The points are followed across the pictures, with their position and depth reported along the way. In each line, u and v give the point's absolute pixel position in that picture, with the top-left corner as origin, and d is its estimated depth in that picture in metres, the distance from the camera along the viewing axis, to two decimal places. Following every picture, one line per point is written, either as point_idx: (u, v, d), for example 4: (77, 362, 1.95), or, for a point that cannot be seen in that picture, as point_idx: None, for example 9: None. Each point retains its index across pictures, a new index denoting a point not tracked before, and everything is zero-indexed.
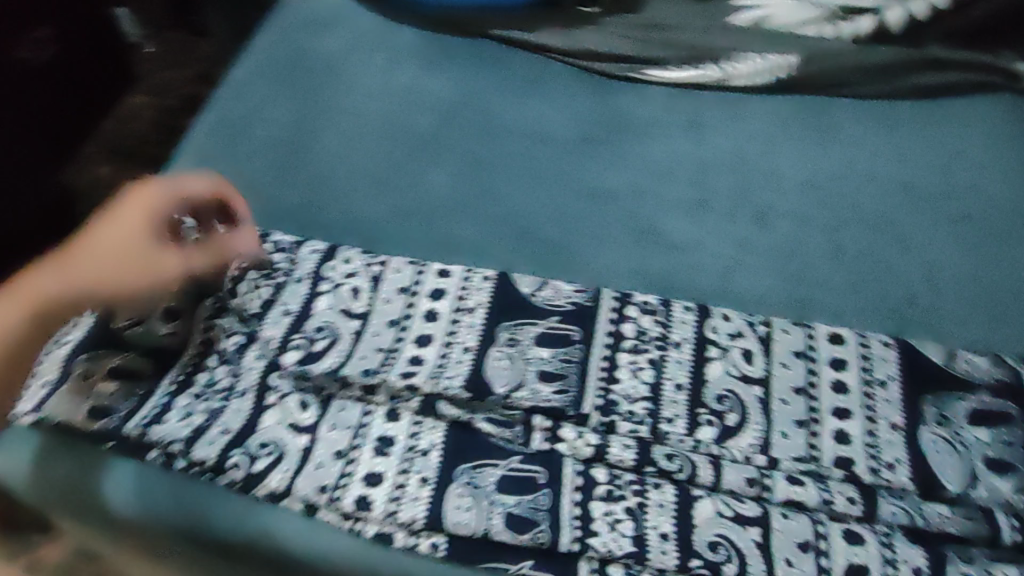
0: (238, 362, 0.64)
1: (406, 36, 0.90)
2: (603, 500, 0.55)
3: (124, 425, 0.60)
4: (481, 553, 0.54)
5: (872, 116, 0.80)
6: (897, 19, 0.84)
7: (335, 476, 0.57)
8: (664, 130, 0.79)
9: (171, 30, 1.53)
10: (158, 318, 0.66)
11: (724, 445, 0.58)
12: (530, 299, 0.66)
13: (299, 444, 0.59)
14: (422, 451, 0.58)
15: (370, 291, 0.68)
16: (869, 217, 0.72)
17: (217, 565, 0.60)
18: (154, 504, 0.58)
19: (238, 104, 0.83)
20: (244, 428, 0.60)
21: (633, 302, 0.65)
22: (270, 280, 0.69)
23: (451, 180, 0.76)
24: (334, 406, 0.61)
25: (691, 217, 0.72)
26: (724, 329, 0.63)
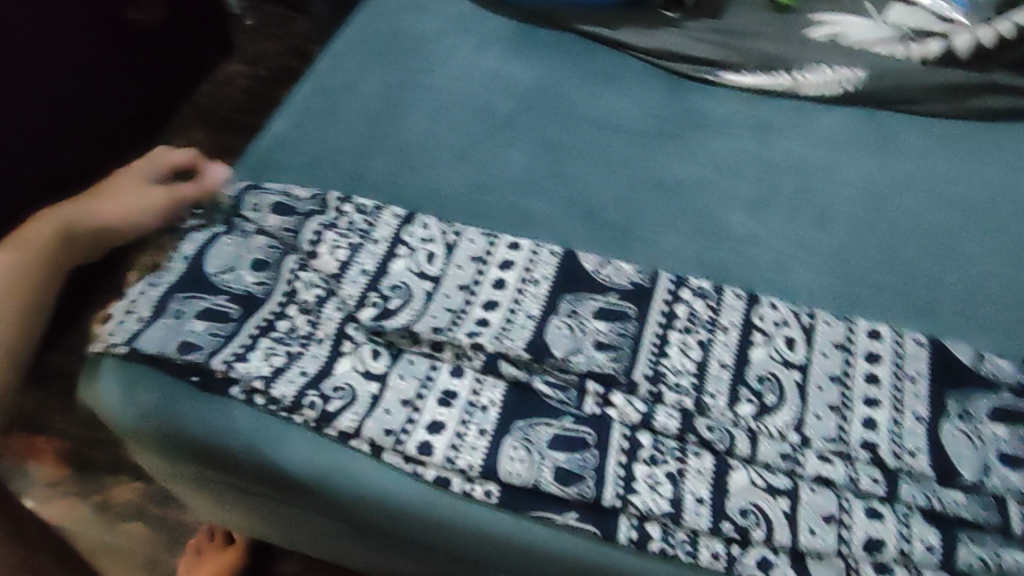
0: (318, 311, 0.68)
1: (495, 23, 0.96)
2: (647, 463, 0.60)
3: (210, 360, 0.65)
4: (530, 501, 0.60)
5: (938, 132, 0.83)
6: (965, 44, 0.87)
7: (403, 418, 0.63)
8: (732, 131, 0.84)
9: (270, 7, 1.69)
10: (247, 267, 0.72)
11: (761, 421, 0.62)
12: (592, 278, 0.71)
13: (371, 390, 0.64)
14: (482, 406, 0.63)
15: (444, 257, 0.73)
16: (924, 228, 0.75)
17: (287, 494, 0.68)
18: (237, 437, 0.65)
19: (337, 75, 0.91)
20: (320, 371, 0.65)
21: (687, 286, 0.70)
22: (348, 241, 0.73)
23: (528, 160, 0.82)
24: (403, 359, 0.66)
25: (751, 214, 0.77)
26: (770, 318, 0.68)
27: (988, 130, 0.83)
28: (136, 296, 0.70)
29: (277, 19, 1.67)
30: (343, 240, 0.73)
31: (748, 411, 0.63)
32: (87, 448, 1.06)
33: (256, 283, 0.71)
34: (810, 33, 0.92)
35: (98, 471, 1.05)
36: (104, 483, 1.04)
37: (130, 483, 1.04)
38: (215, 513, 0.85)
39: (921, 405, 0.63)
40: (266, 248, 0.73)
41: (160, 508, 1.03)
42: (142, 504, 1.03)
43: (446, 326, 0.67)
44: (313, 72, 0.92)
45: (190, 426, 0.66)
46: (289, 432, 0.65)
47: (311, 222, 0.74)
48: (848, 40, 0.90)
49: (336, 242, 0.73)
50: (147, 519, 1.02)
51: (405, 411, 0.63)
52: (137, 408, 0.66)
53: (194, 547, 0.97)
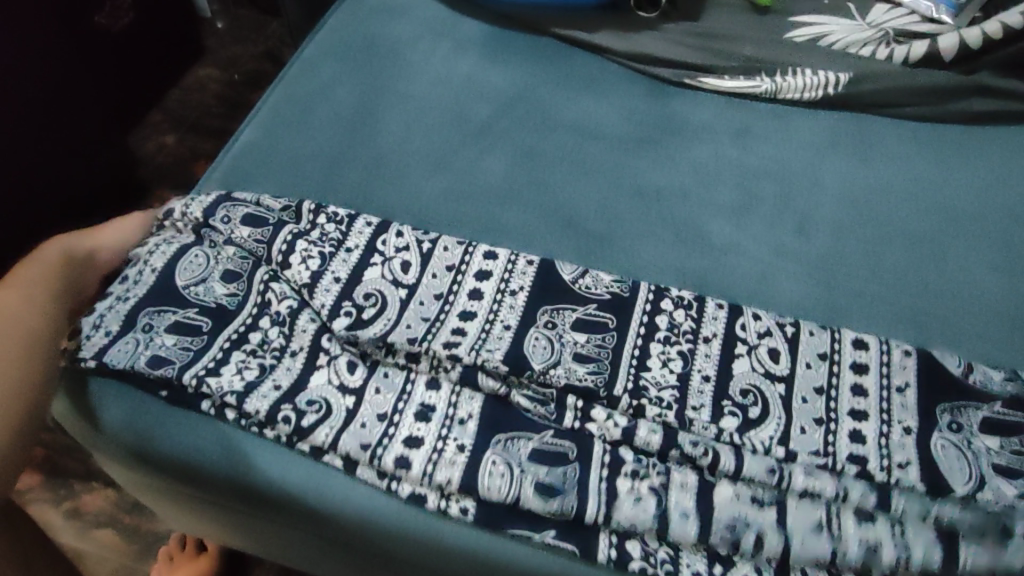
0: (284, 324, 0.66)
1: (470, 26, 0.94)
2: (629, 478, 0.58)
3: (182, 374, 0.62)
4: (506, 519, 0.58)
5: (920, 136, 0.82)
6: (949, 45, 0.86)
7: (380, 434, 0.60)
8: (713, 135, 0.82)
9: (243, 8, 1.66)
10: (214, 277, 0.69)
11: (745, 435, 0.60)
12: (574, 289, 0.69)
13: (347, 406, 0.62)
14: (460, 419, 0.61)
15: (420, 266, 0.71)
16: (908, 234, 0.74)
17: (259, 515, 0.64)
18: (211, 455, 0.62)
19: (307, 81, 0.88)
20: (294, 385, 0.63)
21: (667, 297, 0.68)
22: (319, 249, 0.71)
23: (504, 167, 0.80)
24: (378, 370, 0.64)
25: (732, 222, 0.75)
26: (753, 328, 0.66)
27: (971, 134, 0.82)
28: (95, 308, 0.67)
29: (250, 20, 1.64)
30: (314, 246, 0.71)
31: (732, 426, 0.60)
32: (60, 455, 1.07)
33: (228, 293, 0.68)
34: (791, 34, 0.92)
35: (68, 478, 1.05)
36: (75, 489, 1.04)
37: (101, 490, 1.04)
38: (189, 524, 0.82)
39: (906, 419, 0.61)
40: (235, 258, 0.70)
41: (132, 516, 1.03)
42: (113, 513, 1.03)
43: (419, 335, 0.65)
44: (284, 79, 0.89)
45: (162, 440, 0.63)
46: (263, 449, 0.62)
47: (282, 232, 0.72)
48: (829, 40, 0.90)
49: (309, 251, 0.70)
50: (118, 528, 1.02)
51: (383, 426, 0.61)
52: (113, 419, 0.64)
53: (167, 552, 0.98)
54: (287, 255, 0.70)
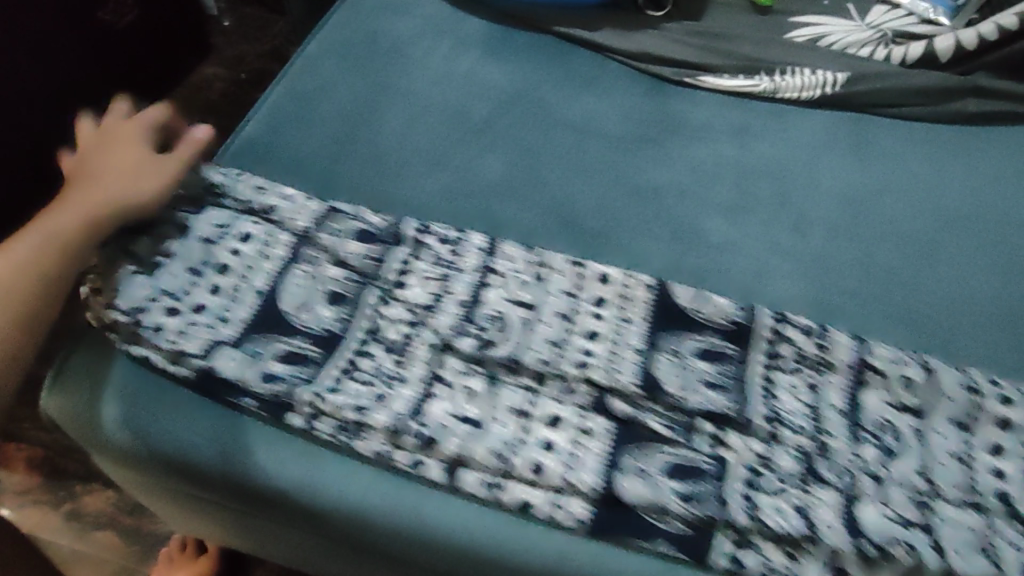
0: (377, 344, 0.65)
1: (473, 25, 0.95)
2: (773, 492, 0.57)
3: (297, 391, 0.61)
4: (623, 532, 0.57)
5: (917, 136, 0.82)
6: (946, 46, 0.86)
7: (422, 434, 0.59)
8: (710, 134, 0.82)
9: (249, 7, 1.67)
10: (297, 294, 0.68)
11: (886, 467, 0.59)
12: (618, 291, 0.68)
13: (400, 414, 0.60)
14: (593, 433, 0.60)
15: (535, 285, 0.69)
16: (905, 234, 0.74)
17: (254, 509, 0.65)
18: (201, 446, 0.63)
19: (310, 77, 0.89)
20: (411, 410, 0.61)
21: (790, 324, 0.66)
22: (434, 271, 0.69)
23: (504, 166, 0.80)
24: (497, 387, 0.62)
25: (730, 220, 0.75)
26: (887, 357, 0.64)
27: (967, 134, 0.82)
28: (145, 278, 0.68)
29: (255, 19, 1.65)
30: (405, 259, 0.70)
31: (790, 438, 0.60)
32: (60, 456, 1.08)
33: (335, 320, 0.66)
34: (792, 35, 0.92)
35: (68, 479, 1.06)
36: (74, 491, 1.05)
37: (100, 492, 1.05)
38: (191, 522, 0.82)
39: (934, 419, 0.62)
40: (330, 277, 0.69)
41: (132, 516, 1.04)
42: (113, 514, 1.04)
43: (511, 352, 0.64)
44: (284, 75, 0.89)
45: (153, 431, 0.63)
46: (259, 443, 0.62)
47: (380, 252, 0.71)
48: (828, 41, 0.91)
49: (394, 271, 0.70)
50: (118, 529, 1.03)
51: (430, 426, 0.60)
52: (107, 417, 0.64)
53: (167, 555, 0.99)
54: (375, 276, 0.69)
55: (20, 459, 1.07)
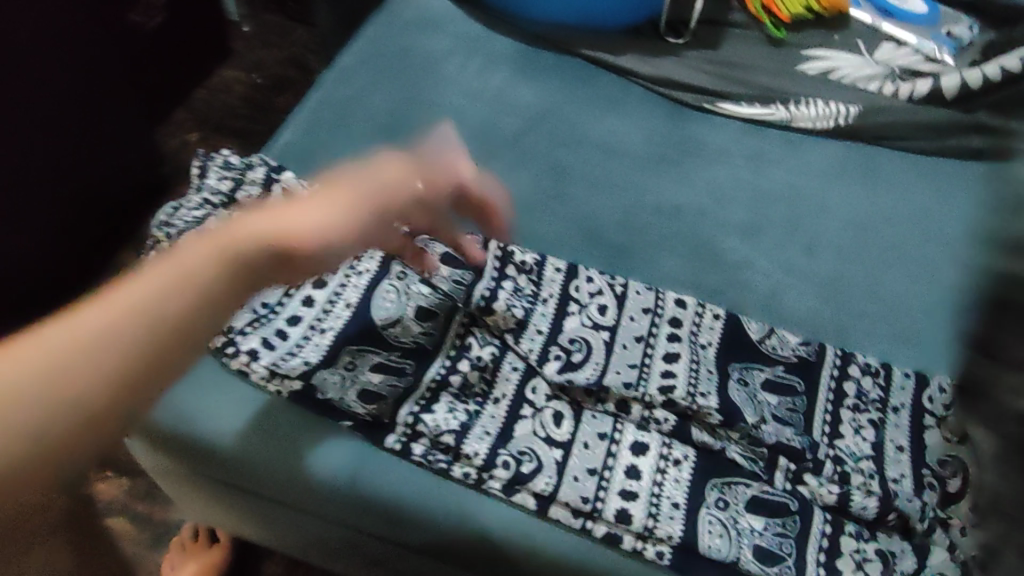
0: (461, 363, 0.69)
1: (501, 43, 0.99)
2: (853, 537, 0.60)
3: (399, 411, 0.66)
4: (706, 568, 0.58)
5: (922, 168, 0.86)
6: (950, 85, 0.92)
7: (480, 455, 0.63)
8: (728, 159, 0.86)
9: (270, 14, 1.72)
10: (378, 303, 0.70)
11: (949, 511, 0.62)
12: (666, 322, 0.72)
13: (467, 437, 0.64)
14: (675, 460, 0.64)
15: (616, 309, 0.74)
16: (911, 259, 0.78)
17: (298, 505, 0.68)
18: (246, 443, 0.66)
19: (345, 86, 0.92)
20: (502, 431, 0.65)
21: (855, 362, 0.70)
22: (524, 296, 0.73)
23: (532, 179, 0.84)
24: (585, 415, 0.66)
25: (747, 239, 0.79)
26: (939, 400, 0.68)
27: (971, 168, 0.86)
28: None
29: (278, 27, 1.70)
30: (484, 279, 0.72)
31: (829, 468, 0.63)
32: None
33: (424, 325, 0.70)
34: (803, 67, 0.97)
35: None
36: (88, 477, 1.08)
37: (114, 479, 1.08)
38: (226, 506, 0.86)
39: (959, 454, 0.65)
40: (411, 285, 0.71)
41: (145, 502, 1.07)
42: (125, 502, 1.07)
43: (587, 375, 0.68)
44: (320, 85, 0.93)
45: (200, 426, 0.66)
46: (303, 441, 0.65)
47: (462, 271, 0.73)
48: (839, 76, 0.96)
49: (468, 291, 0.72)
50: (129, 515, 1.06)
51: (491, 445, 0.64)
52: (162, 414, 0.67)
53: (178, 543, 1.01)
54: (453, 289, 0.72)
55: None
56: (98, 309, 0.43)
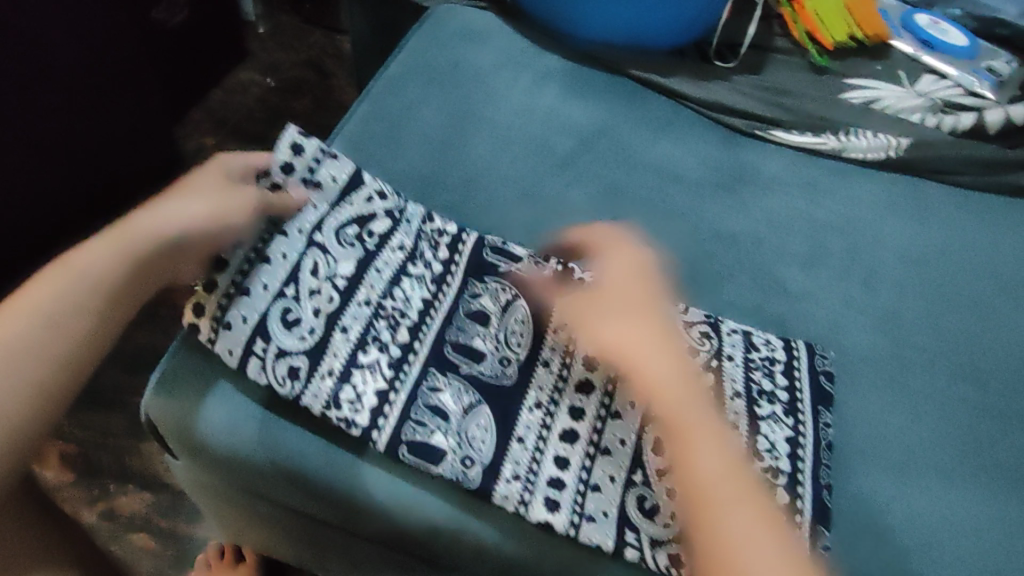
0: (563, 393, 0.66)
1: (550, 60, 0.98)
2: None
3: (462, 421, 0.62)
4: None
5: (972, 204, 0.87)
6: (993, 120, 0.93)
7: (571, 494, 0.61)
8: (784, 187, 0.86)
9: (286, 15, 1.69)
10: (470, 323, 0.67)
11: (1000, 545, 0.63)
12: (740, 351, 0.70)
13: (553, 474, 0.62)
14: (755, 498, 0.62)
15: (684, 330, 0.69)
16: (964, 295, 0.79)
17: (369, 531, 0.67)
18: (319, 473, 0.64)
19: (395, 99, 0.91)
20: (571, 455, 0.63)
21: (914, 396, 0.71)
22: (587, 311, 0.69)
23: (591, 202, 0.83)
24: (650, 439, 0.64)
25: (805, 269, 0.79)
26: (995, 439, 0.69)
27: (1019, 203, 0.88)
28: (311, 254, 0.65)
29: (292, 28, 1.67)
30: (571, 308, 0.71)
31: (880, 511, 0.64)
32: (93, 455, 1.07)
33: (520, 354, 0.67)
34: (846, 96, 0.98)
35: (103, 477, 1.06)
36: (110, 490, 1.05)
37: (136, 493, 1.05)
38: (266, 529, 0.84)
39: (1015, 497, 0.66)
40: (510, 306, 0.69)
41: (167, 518, 1.04)
42: (148, 517, 1.03)
43: (656, 430, 0.65)
44: (369, 95, 0.91)
45: (273, 453, 0.64)
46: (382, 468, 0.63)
47: (553, 298, 0.71)
48: (881, 105, 0.97)
49: (561, 320, 0.70)
50: (151, 531, 1.03)
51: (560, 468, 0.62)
52: (238, 437, 0.65)
53: (203, 562, 0.98)
54: (546, 313, 0.70)
55: (52, 453, 1.06)
56: (51, 293, 0.53)
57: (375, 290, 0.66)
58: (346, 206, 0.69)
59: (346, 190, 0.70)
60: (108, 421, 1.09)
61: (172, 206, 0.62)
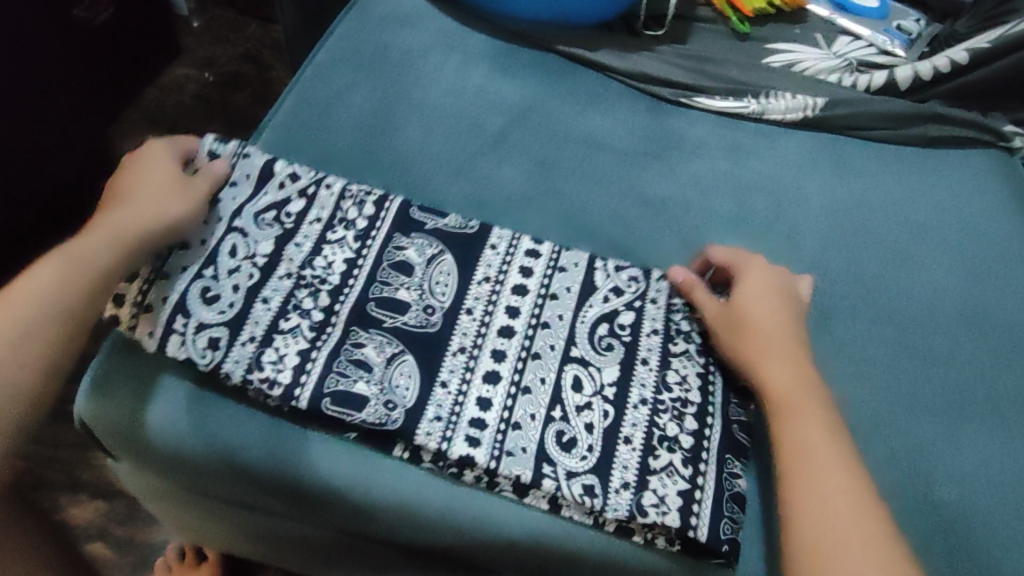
0: (486, 337, 0.67)
1: (477, 40, 0.99)
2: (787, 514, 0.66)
3: (385, 370, 0.64)
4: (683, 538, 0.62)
5: (887, 157, 0.91)
6: (904, 76, 0.97)
7: (493, 432, 0.62)
8: (708, 151, 0.90)
9: (219, 10, 1.67)
10: (392, 276, 0.70)
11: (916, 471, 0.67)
12: (664, 296, 0.73)
13: (475, 414, 0.63)
14: (671, 426, 0.65)
15: (605, 278, 0.73)
16: (880, 242, 0.83)
17: (310, 513, 0.69)
18: (258, 455, 0.66)
19: (325, 86, 0.91)
20: (494, 397, 0.64)
21: (837, 340, 0.75)
22: (509, 264, 0.73)
23: (522, 177, 0.85)
24: (570, 371, 0.66)
25: (731, 230, 0.83)
26: (913, 374, 0.73)
27: (929, 154, 0.92)
28: (237, 234, 0.70)
29: (227, 22, 1.65)
30: (496, 258, 0.73)
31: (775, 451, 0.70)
32: (43, 468, 1.05)
33: (445, 302, 0.69)
34: (767, 60, 1.02)
35: (53, 489, 1.04)
36: (61, 502, 1.04)
37: (90, 503, 1.04)
38: (219, 527, 0.85)
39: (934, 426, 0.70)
40: (437, 259, 0.72)
41: (125, 525, 1.03)
42: (105, 525, 1.03)
43: (576, 367, 0.66)
44: (298, 83, 0.92)
45: (214, 439, 0.66)
46: (317, 446, 0.66)
47: (477, 251, 0.73)
48: (801, 67, 1.01)
49: (486, 272, 0.72)
50: (109, 539, 1.02)
51: (482, 411, 0.63)
52: (173, 433, 0.67)
53: (167, 565, 0.98)
54: (471, 263, 0.72)
55: None
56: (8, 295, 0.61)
57: (294, 261, 0.69)
58: (264, 194, 0.73)
59: (262, 179, 0.74)
60: (57, 433, 1.08)
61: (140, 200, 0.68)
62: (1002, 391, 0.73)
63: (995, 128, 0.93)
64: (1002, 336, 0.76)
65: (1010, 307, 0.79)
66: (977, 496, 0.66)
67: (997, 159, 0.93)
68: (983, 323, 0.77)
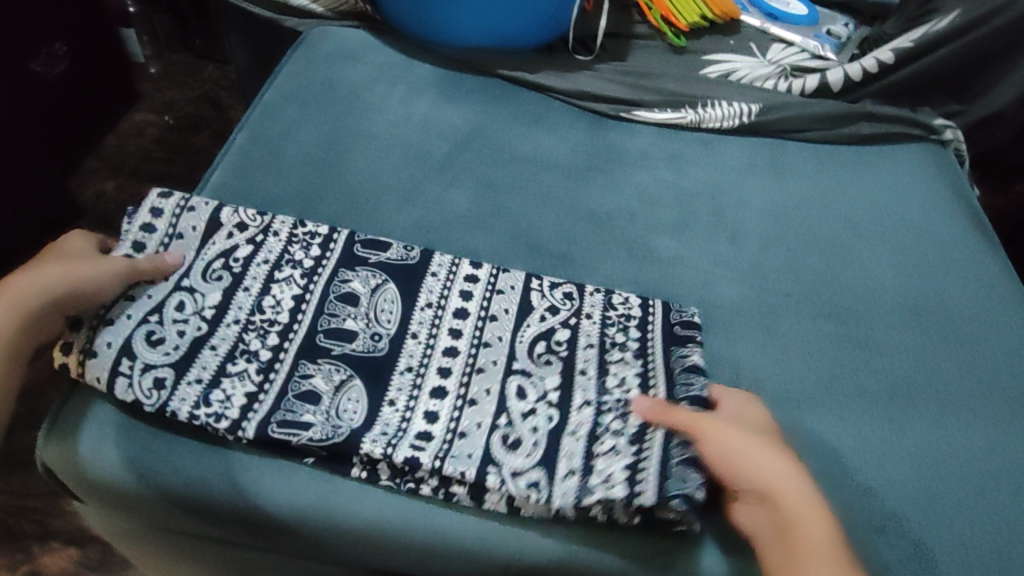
0: (432, 355, 0.69)
1: (421, 70, 1.02)
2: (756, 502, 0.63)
3: (334, 398, 0.65)
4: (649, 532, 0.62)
5: (822, 157, 0.95)
6: (835, 78, 1.01)
7: (438, 445, 0.63)
8: (649, 163, 0.92)
9: (176, 55, 1.70)
10: (339, 307, 0.72)
11: (866, 456, 0.67)
12: (599, 309, 0.75)
13: (420, 428, 0.64)
14: (613, 419, 0.66)
15: (546, 293, 0.76)
16: (820, 240, 0.86)
17: (264, 540, 0.67)
18: (203, 487, 0.64)
19: (273, 124, 0.93)
20: (437, 412, 0.65)
21: (781, 335, 0.76)
22: (453, 288, 0.75)
23: (469, 200, 0.87)
24: (511, 385, 0.67)
25: (675, 237, 0.85)
26: (855, 363, 0.75)
27: (862, 152, 0.96)
28: (188, 291, 0.71)
29: (185, 65, 1.69)
30: (437, 284, 0.75)
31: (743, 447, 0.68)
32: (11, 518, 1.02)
33: (392, 327, 0.71)
34: (705, 71, 1.05)
35: (24, 540, 1.00)
36: (34, 552, 1.00)
37: (61, 549, 1.00)
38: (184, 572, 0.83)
39: (878, 410, 0.71)
40: (382, 287, 0.74)
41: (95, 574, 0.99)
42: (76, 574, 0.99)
43: (518, 379, 0.68)
44: (247, 122, 0.93)
45: (161, 471, 0.65)
46: (271, 473, 0.65)
47: (420, 278, 0.75)
48: (737, 77, 1.04)
49: (428, 297, 0.74)
50: None
51: (428, 426, 0.64)
52: (123, 472, 0.65)
53: None
54: (414, 289, 0.74)
55: None
56: None
57: (243, 308, 0.71)
58: (212, 244, 0.75)
59: (209, 232, 0.76)
60: (26, 483, 1.05)
61: (79, 261, 0.68)
62: (940, 372, 0.75)
63: (923, 122, 0.97)
64: (936, 320, 0.79)
65: (944, 292, 0.81)
66: (925, 468, 0.67)
67: (927, 153, 0.96)
68: (921, 310, 0.80)
